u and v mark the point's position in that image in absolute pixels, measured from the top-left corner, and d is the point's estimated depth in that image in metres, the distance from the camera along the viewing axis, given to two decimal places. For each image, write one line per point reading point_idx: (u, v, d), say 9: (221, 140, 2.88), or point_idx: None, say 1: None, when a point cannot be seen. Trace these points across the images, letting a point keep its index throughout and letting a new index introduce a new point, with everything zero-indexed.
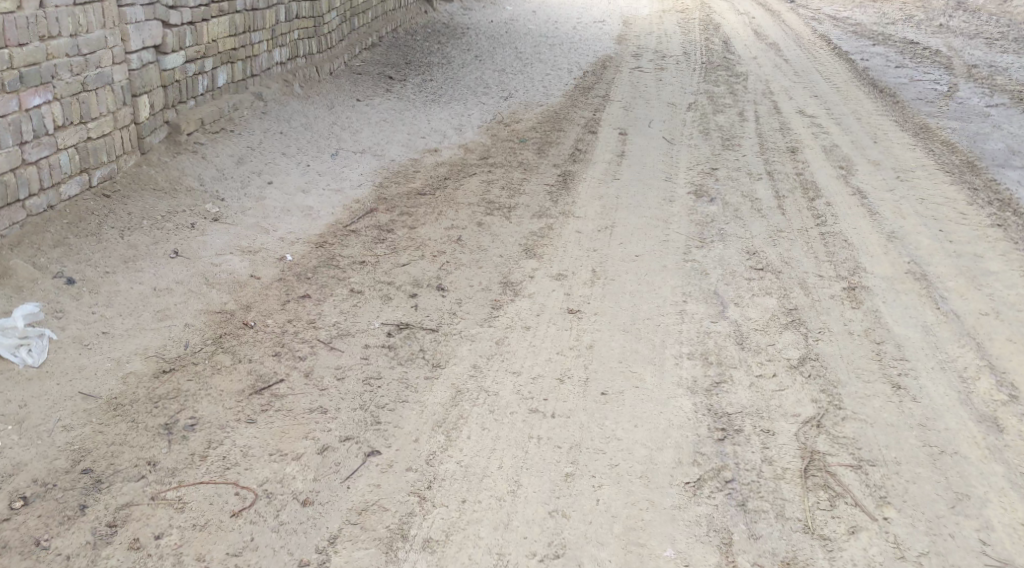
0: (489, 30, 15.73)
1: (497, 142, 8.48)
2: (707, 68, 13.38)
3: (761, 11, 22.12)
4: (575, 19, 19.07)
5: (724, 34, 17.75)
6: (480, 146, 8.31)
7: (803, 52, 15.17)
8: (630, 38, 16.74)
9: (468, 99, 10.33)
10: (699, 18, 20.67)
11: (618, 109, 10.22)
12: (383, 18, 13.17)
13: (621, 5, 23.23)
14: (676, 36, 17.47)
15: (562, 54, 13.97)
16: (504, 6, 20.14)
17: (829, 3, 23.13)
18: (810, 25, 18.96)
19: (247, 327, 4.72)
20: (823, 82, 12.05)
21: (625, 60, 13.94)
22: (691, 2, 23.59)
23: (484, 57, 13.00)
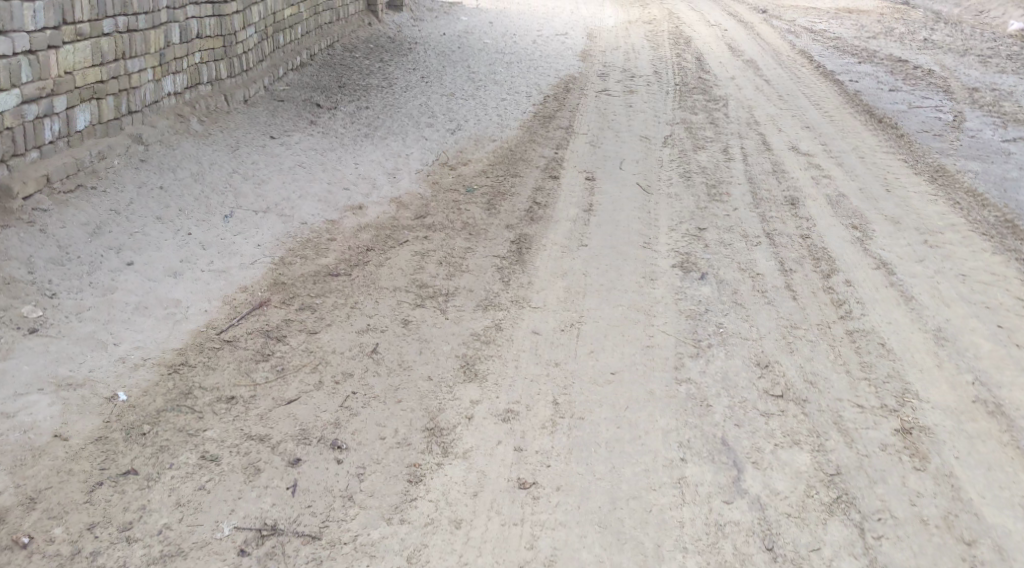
0: (440, 45, 14.21)
1: (439, 194, 7.00)
2: (681, 92, 12.01)
3: (734, 22, 20.86)
4: (535, 32, 17.73)
5: (697, 49, 16.40)
6: (416, 199, 6.81)
7: (785, 72, 13.86)
8: (596, 54, 15.34)
9: (409, 133, 8.82)
10: (669, 30, 19.33)
11: (584, 147, 8.77)
12: (316, 32, 11.67)
13: (585, 16, 21.85)
14: (645, 51, 16.10)
15: (520, 73, 12.51)
16: (459, 18, 18.66)
17: (804, 14, 21.98)
18: (787, 39, 17.68)
19: (17, 545, 3.38)
20: (814, 110, 10.72)
21: (591, 81, 12.51)
22: (659, 14, 22.37)
23: (431, 78, 11.50)
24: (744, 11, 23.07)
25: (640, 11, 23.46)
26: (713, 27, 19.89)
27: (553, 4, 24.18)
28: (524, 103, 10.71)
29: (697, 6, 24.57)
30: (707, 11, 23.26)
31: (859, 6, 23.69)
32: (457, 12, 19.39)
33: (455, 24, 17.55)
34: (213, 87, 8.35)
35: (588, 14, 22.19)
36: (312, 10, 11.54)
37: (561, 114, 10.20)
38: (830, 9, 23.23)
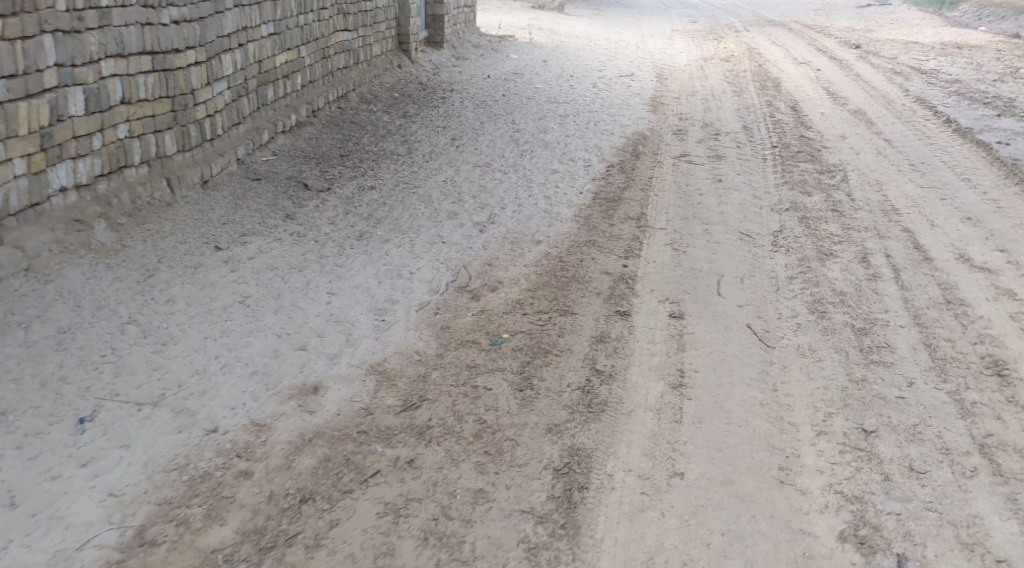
0: (481, 94, 11.97)
1: (446, 356, 4.57)
2: (781, 160, 9.56)
3: (828, 63, 18.30)
4: (597, 73, 15.57)
5: (791, 97, 13.93)
6: (406, 372, 4.38)
7: (908, 132, 11.31)
8: (670, 104, 12.95)
9: (424, 229, 6.51)
10: (753, 70, 16.86)
11: (664, 256, 6.42)
12: (323, 82, 9.55)
13: (653, 53, 19.47)
14: (728, 100, 13.68)
15: (579, 134, 10.19)
16: (509, 56, 16.47)
17: (907, 56, 19.47)
18: (898, 87, 15.09)
19: None
20: (969, 193, 8.17)
21: (667, 144, 10.13)
22: (737, 51, 20.04)
23: (465, 141, 9.21)
24: (835, 49, 20.50)
25: (717, 46, 21.08)
26: (804, 68, 17.36)
27: (617, 39, 21.86)
28: (582, 178, 8.36)
29: (781, 41, 22.04)
30: (792, 48, 20.75)
31: (968, 43, 20.96)
32: (508, 50, 17.21)
33: (503, 66, 15.36)
34: (152, 169, 6.11)
35: (658, 50, 19.85)
36: (317, 55, 9.37)
37: (633, 198, 7.84)
38: (934, 47, 20.52)
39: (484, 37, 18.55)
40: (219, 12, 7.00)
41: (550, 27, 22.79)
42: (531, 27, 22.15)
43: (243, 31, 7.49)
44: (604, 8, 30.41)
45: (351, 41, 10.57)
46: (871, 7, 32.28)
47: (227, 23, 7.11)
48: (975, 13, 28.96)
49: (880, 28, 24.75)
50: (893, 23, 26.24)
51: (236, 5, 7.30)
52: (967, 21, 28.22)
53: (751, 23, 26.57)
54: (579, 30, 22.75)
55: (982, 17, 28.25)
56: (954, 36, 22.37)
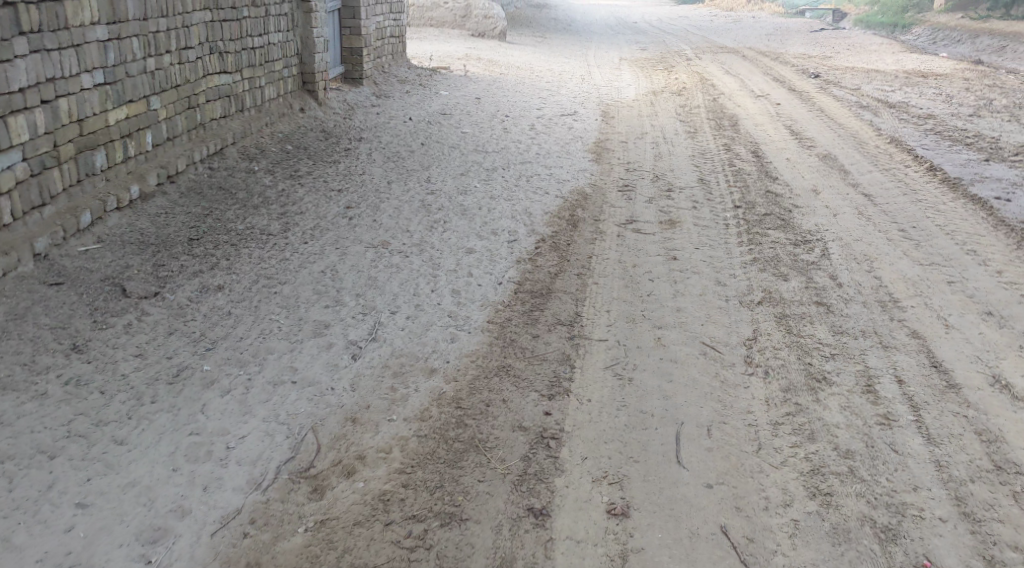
0: (395, 143, 10.28)
1: None
2: (745, 231, 8.05)
3: (789, 95, 16.88)
4: (537, 111, 14.10)
5: (751, 139, 12.45)
6: None
7: (889, 184, 9.87)
8: (616, 152, 11.40)
9: (275, 355, 4.89)
10: (708, 106, 15.38)
11: (605, 388, 4.76)
12: (188, 138, 7.80)
13: (600, 86, 17.93)
14: (682, 143, 12.16)
15: (508, 199, 8.57)
16: (438, 94, 14.83)
17: (872, 86, 18.24)
18: (868, 124, 13.72)
19: None
20: (984, 278, 6.71)
21: (612, 211, 8.56)
22: (688, 82, 18.68)
23: (359, 211, 7.49)
24: (794, 79, 19.16)
25: (667, 77, 19.74)
26: (764, 103, 15.92)
27: (560, 70, 20.26)
28: (504, 263, 6.72)
29: (736, 71, 20.62)
30: (748, 79, 19.34)
31: (934, 72, 19.72)
32: (438, 86, 15.55)
33: (430, 106, 13.72)
34: None
35: (605, 83, 18.33)
36: (177, 105, 7.59)
37: (567, 291, 6.23)
38: (899, 77, 19.23)
39: (414, 71, 16.92)
40: (1, 61, 5.27)
41: (489, 56, 21.35)
42: (467, 60, 20.49)
43: (47, 83, 5.71)
44: (549, 34, 28.85)
45: (230, 86, 8.82)
46: (824, 32, 31.19)
47: (18, 74, 5.39)
48: (930, 36, 27.94)
49: (837, 55, 23.50)
50: (849, 49, 25.03)
51: (35, 49, 5.55)
52: (924, 46, 27.13)
53: (703, 51, 25.19)
54: (520, 61, 21.11)
55: (938, 41, 27.19)
56: (917, 63, 21.14)
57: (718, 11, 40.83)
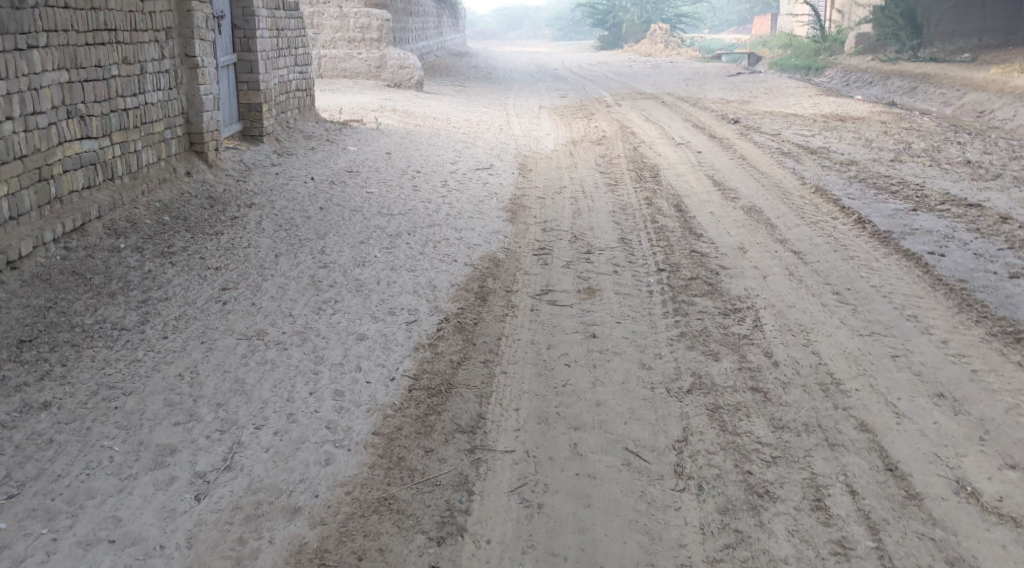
0: (289, 208, 9.38)
1: None
2: (673, 299, 7.33)
3: (710, 142, 16.47)
4: (449, 165, 13.37)
5: (673, 191, 11.87)
6: None
7: (818, 240, 9.32)
8: (533, 209, 10.69)
9: (96, 501, 4.29)
10: (628, 156, 14.83)
11: (505, 527, 4.19)
12: (38, 215, 6.81)
13: (518, 136, 17.34)
14: (601, 198, 11.54)
15: (410, 269, 7.73)
16: (346, 149, 14.00)
17: (793, 131, 18.01)
18: (791, 172, 13.32)
19: None
20: (932, 351, 6.08)
21: (526, 279, 7.78)
22: (608, 131, 18.22)
23: (236, 293, 6.57)
24: (715, 126, 18.87)
25: (586, 125, 19.27)
26: (685, 151, 15.46)
27: (477, 120, 19.61)
28: (399, 351, 5.84)
29: (656, 118, 20.24)
30: (669, 126, 18.95)
31: (851, 116, 19.59)
32: (346, 141, 14.73)
33: (335, 162, 12.87)
34: None
35: (524, 133, 17.76)
36: (22, 178, 6.60)
37: (470, 385, 5.39)
38: (818, 121, 19.03)
39: (322, 125, 16.13)
40: None
41: (405, 107, 20.69)
42: (380, 112, 19.72)
43: None
44: (468, 83, 28.31)
45: (95, 153, 7.85)
46: (742, 75, 31.30)
47: None
48: (843, 78, 28.19)
49: (755, 100, 23.37)
50: (767, 93, 24.99)
51: None
52: (837, 88, 27.31)
53: (623, 97, 24.87)
54: (436, 111, 20.41)
55: (850, 83, 27.42)
56: (835, 106, 21.05)
57: (638, 56, 41.00)
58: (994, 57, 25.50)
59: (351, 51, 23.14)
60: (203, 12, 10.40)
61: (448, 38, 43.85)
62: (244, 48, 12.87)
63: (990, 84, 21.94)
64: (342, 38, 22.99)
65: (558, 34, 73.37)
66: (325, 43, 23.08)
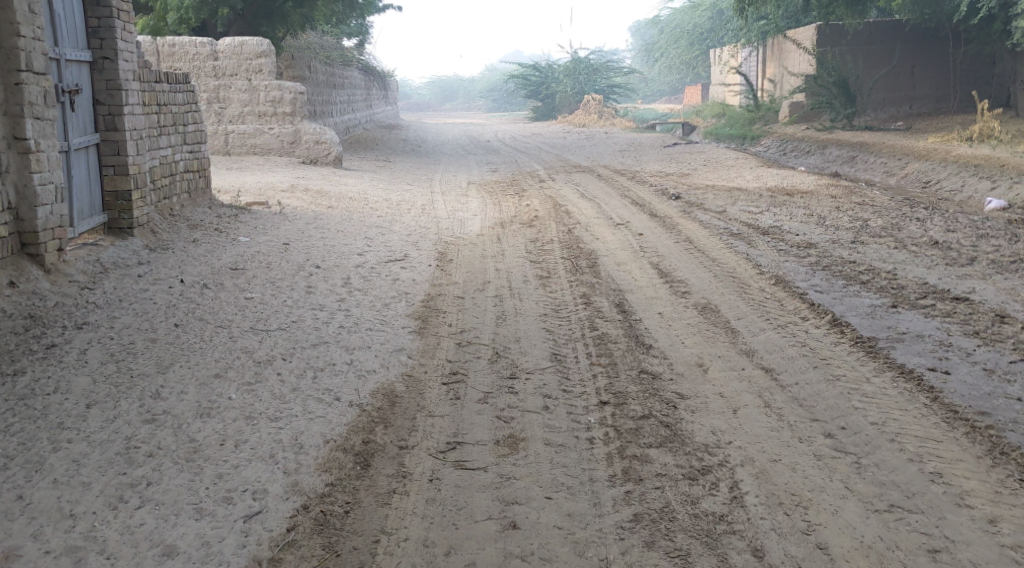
0: (134, 326, 7.47)
1: None
2: (622, 455, 5.44)
3: (651, 222, 14.94)
4: (354, 257, 11.55)
5: (613, 285, 10.19)
6: None
7: (792, 349, 7.66)
8: (447, 312, 8.89)
9: None
10: (561, 240, 13.19)
11: None
12: None
13: (440, 217, 15.63)
14: (530, 294, 9.82)
15: (272, 416, 5.82)
16: (235, 239, 12.11)
17: (739, 207, 16.61)
18: (744, 256, 11.79)
19: None
20: (979, 540, 4.55)
21: (427, 424, 5.89)
22: (540, 209, 16.63)
23: (2, 476, 4.76)
24: (655, 202, 17.42)
25: (517, 203, 17.68)
26: (624, 233, 13.89)
27: (396, 199, 17.89)
28: None
29: (592, 194, 18.73)
30: (605, 203, 17.43)
31: (797, 190, 18.30)
32: (238, 229, 12.85)
33: (219, 258, 10.98)
34: None
35: (447, 214, 16.05)
36: None
37: None
38: (763, 196, 17.68)
39: (215, 211, 14.27)
40: None
41: (318, 186, 18.92)
42: (289, 193, 17.90)
43: None
44: (393, 157, 26.68)
45: None
46: (678, 146, 30.28)
47: None
48: (779, 147, 27.28)
49: (694, 173, 22.10)
50: (705, 165, 23.80)
51: None
52: (775, 157, 26.35)
53: (556, 171, 23.44)
54: (352, 190, 18.64)
55: (787, 152, 26.50)
56: (779, 180, 19.80)
57: (571, 127, 40.00)
58: (930, 125, 24.78)
59: (261, 127, 21.37)
60: (39, 86, 8.67)
61: (377, 111, 42.44)
62: (107, 126, 11.08)
63: (932, 152, 21.01)
64: (251, 113, 21.19)
65: (492, 105, 72.72)
66: (233, 118, 21.31)
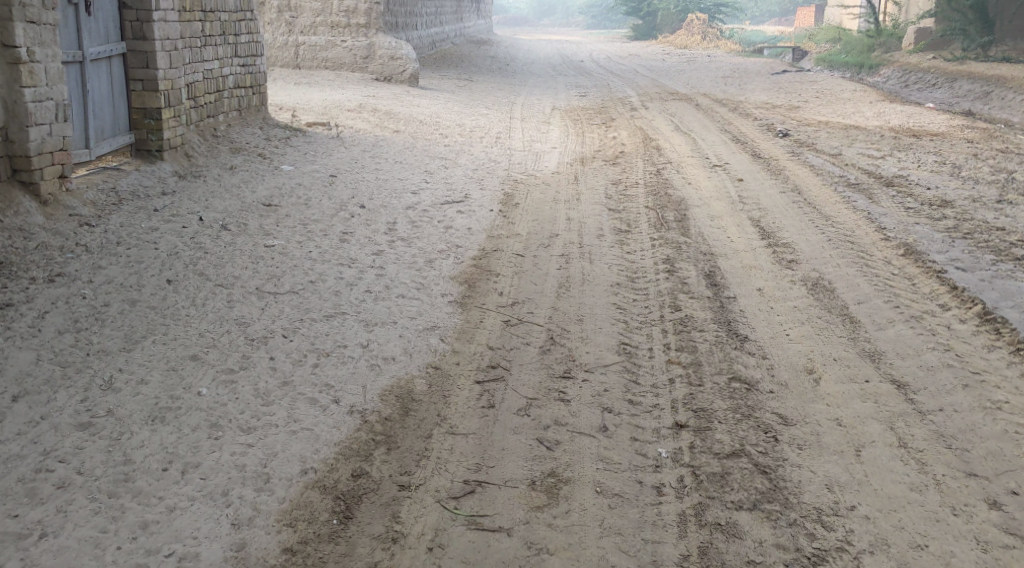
0: (117, 279, 6.23)
1: None
2: (700, 521, 4.02)
3: (753, 164, 13.08)
4: (407, 196, 10.16)
5: (704, 248, 8.55)
6: None
7: (931, 352, 5.96)
8: (500, 277, 7.43)
9: None
10: (647, 184, 11.51)
11: None
12: None
13: (516, 148, 14.06)
14: (603, 255, 8.28)
15: (244, 426, 4.50)
16: (278, 169, 10.82)
17: (857, 150, 14.54)
18: (863, 213, 9.95)
19: None
20: None
21: (445, 446, 4.50)
22: (627, 143, 14.89)
23: None
24: (760, 139, 15.46)
25: (602, 135, 15.95)
26: (721, 178, 12.11)
27: (471, 125, 16.35)
28: None
29: (688, 127, 16.81)
30: (702, 138, 15.55)
31: (926, 132, 16.03)
32: (286, 158, 11.55)
33: (253, 192, 9.71)
34: None
35: (523, 145, 14.47)
36: None
37: None
38: (885, 138, 15.50)
39: (266, 133, 13.01)
40: None
41: (388, 106, 17.49)
42: (356, 114, 16.52)
43: None
44: (475, 76, 25.00)
45: None
46: (786, 74, 27.70)
47: None
48: (900, 79, 24.57)
49: (805, 106, 19.87)
50: (817, 97, 21.46)
51: None
52: (896, 89, 23.74)
53: (650, 98, 21.46)
54: (424, 114, 17.15)
55: (910, 84, 23.82)
56: (903, 119, 17.48)
57: (671, 49, 37.41)
58: None
59: (334, 39, 19.96)
60: None
61: (467, 24, 40.54)
62: (135, 33, 9.83)
63: None
64: (323, 24, 19.80)
65: (590, 23, 69.69)
66: (304, 29, 19.93)
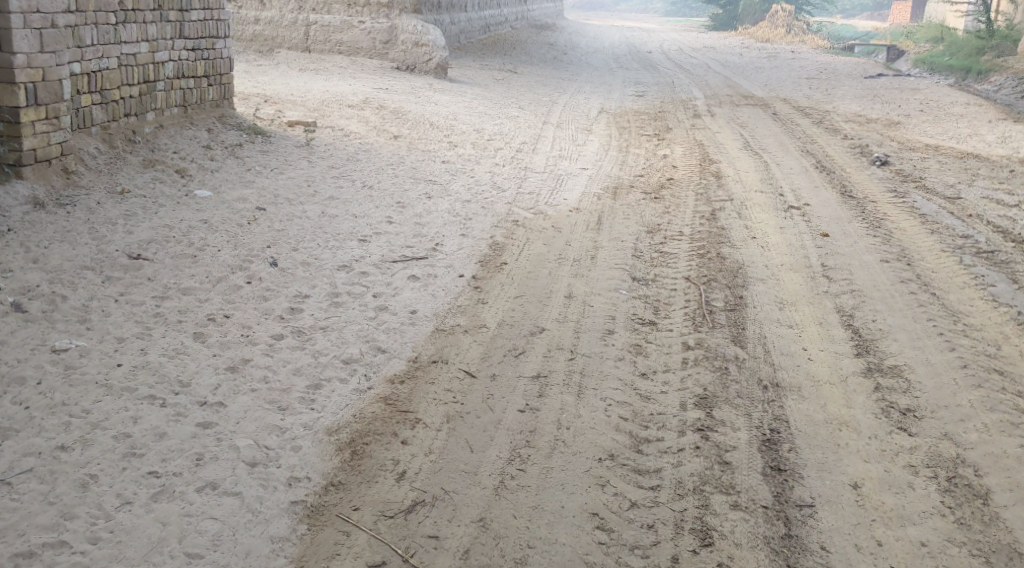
0: None
1: None
2: None
3: (842, 209, 9.84)
4: (350, 247, 7.27)
5: (764, 379, 5.43)
6: None
7: None
8: (415, 436, 4.48)
9: None
10: (696, 238, 8.42)
11: None
12: None
13: (535, 169, 11.06)
14: (604, 382, 5.24)
15: None
16: (189, 195, 7.99)
17: (981, 190, 11.15)
18: (1011, 313, 6.74)
19: None
20: None
21: None
22: (680, 167, 11.76)
23: None
24: (851, 168, 12.17)
25: (651, 151, 12.83)
26: (799, 228, 8.94)
27: (492, 132, 13.38)
28: None
29: (761, 144, 13.56)
30: (776, 162, 12.33)
31: None
32: (214, 177, 8.75)
33: (127, 233, 6.88)
34: None
35: (547, 163, 11.46)
36: None
37: None
38: (1016, 174, 12.00)
39: (214, 137, 10.24)
40: None
41: (398, 102, 14.60)
42: (356, 110, 13.66)
43: None
44: (522, 68, 21.95)
45: None
46: (883, 78, 23.99)
47: None
48: (1018, 88, 20.69)
49: (907, 121, 16.36)
50: (921, 110, 17.89)
51: None
52: (1015, 100, 19.90)
53: (719, 102, 18.15)
54: (439, 114, 14.20)
55: None
56: None
57: (751, 43, 33.74)
58: None
59: (351, 20, 17.25)
60: None
61: (534, 7, 37.33)
62: None
63: None
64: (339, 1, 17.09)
65: (668, 9, 65.73)
66: (317, 7, 17.19)
